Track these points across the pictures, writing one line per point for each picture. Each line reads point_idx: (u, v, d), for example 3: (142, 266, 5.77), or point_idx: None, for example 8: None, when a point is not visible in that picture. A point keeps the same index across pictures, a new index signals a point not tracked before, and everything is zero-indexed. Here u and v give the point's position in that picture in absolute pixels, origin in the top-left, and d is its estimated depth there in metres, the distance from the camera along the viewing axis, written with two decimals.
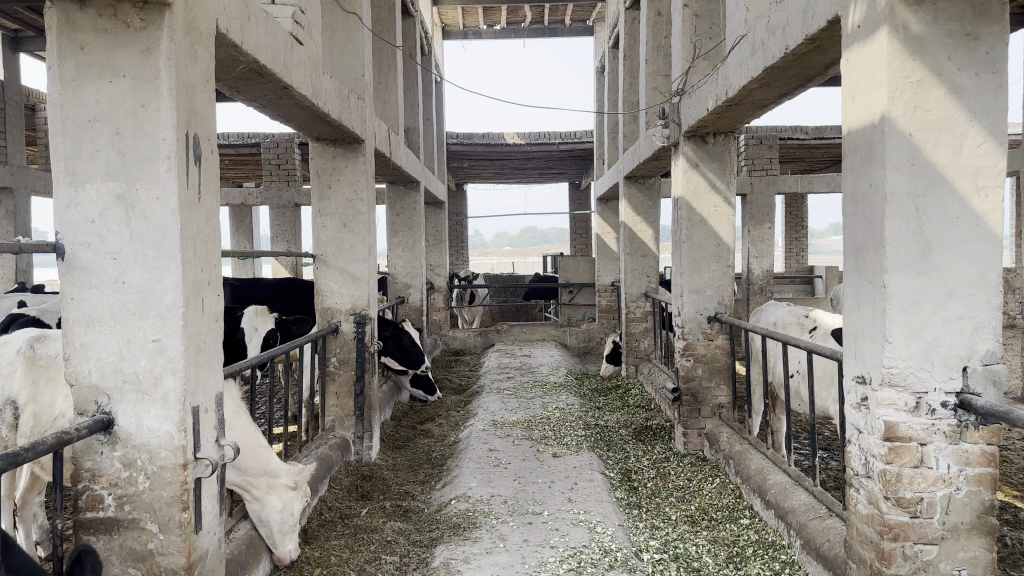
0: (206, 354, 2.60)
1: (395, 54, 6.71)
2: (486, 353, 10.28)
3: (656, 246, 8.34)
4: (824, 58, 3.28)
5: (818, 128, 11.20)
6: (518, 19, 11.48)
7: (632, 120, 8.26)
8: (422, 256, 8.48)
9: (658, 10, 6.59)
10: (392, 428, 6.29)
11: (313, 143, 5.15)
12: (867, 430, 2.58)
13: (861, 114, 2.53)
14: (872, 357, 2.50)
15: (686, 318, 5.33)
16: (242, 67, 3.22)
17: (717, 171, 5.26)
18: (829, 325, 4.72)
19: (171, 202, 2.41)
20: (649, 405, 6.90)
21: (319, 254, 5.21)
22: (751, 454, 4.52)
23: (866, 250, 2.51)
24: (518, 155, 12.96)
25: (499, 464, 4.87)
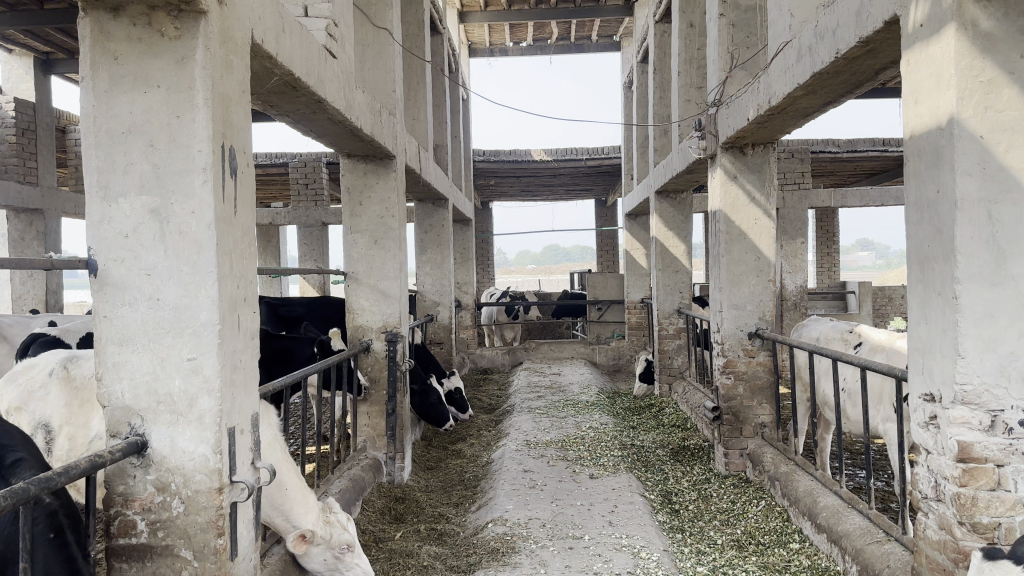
0: (242, 373, 2.52)
1: (425, 70, 6.68)
2: (514, 372, 10.13)
3: (689, 261, 8.16)
4: (876, 63, 3.15)
5: (850, 141, 11.04)
6: (544, 36, 11.46)
7: (662, 133, 8.16)
8: (451, 273, 8.40)
9: (689, 22, 6.51)
10: (422, 449, 6.18)
11: (345, 160, 5.10)
12: (937, 451, 2.42)
13: (925, 116, 2.40)
14: (942, 373, 2.35)
15: (726, 334, 5.18)
16: (276, 80, 3.16)
17: (756, 183, 5.13)
18: (875, 339, 4.54)
19: (206, 216, 2.34)
20: (685, 425, 6.73)
21: (350, 272, 5.15)
22: (799, 475, 4.35)
23: (934, 258, 2.37)
24: (544, 172, 12.90)
25: (535, 485, 4.73)
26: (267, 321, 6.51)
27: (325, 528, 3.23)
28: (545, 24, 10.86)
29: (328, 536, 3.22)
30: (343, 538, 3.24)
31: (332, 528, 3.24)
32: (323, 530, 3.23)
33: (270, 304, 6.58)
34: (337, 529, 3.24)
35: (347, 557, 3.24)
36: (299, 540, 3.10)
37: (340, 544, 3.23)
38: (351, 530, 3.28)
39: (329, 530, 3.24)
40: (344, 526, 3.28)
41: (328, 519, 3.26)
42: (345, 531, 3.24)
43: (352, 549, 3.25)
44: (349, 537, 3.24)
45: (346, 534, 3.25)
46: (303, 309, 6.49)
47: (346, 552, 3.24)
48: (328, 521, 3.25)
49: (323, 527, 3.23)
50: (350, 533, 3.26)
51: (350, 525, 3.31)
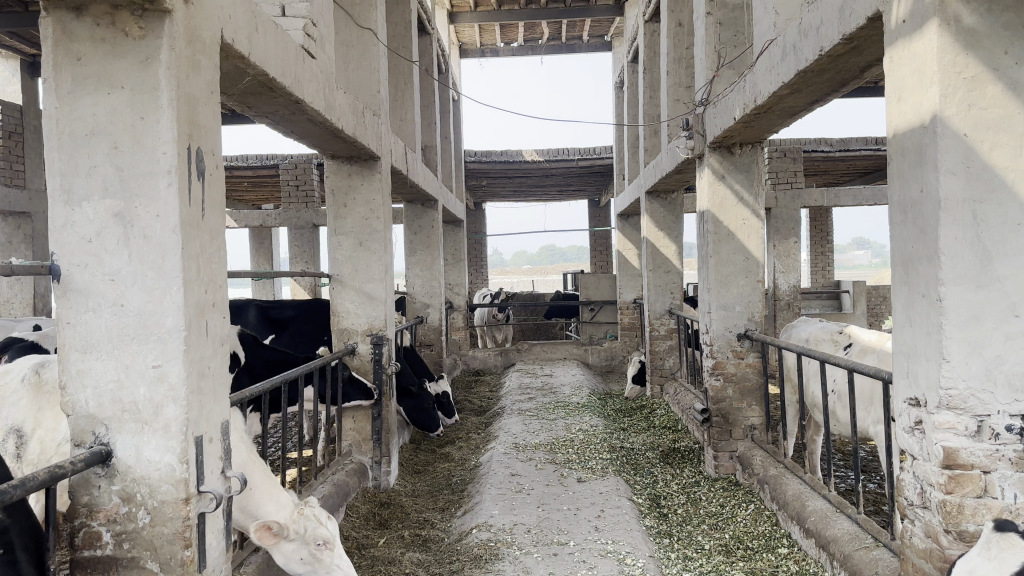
0: (210, 380, 2.45)
1: (412, 70, 6.61)
2: (505, 374, 10.07)
3: (680, 262, 8.11)
4: (861, 60, 3.10)
5: (843, 140, 11.00)
6: (535, 36, 11.40)
7: (653, 133, 8.10)
8: (441, 275, 8.34)
9: (678, 21, 6.47)
10: (410, 453, 6.11)
11: (329, 161, 5.04)
12: (923, 456, 2.36)
13: (908, 115, 2.34)
14: (927, 377, 2.30)
15: (715, 336, 5.12)
16: (250, 80, 3.09)
17: (744, 183, 5.08)
18: (864, 340, 4.50)
19: (172, 220, 2.27)
20: (676, 427, 6.67)
21: (335, 274, 5.09)
22: (788, 479, 4.29)
23: (918, 259, 2.32)
24: (536, 173, 12.85)
25: (521, 490, 4.67)
26: (256, 325, 6.37)
27: (299, 522, 3.15)
28: (536, 24, 10.81)
29: (302, 530, 3.12)
30: (319, 533, 3.14)
31: (306, 522, 3.15)
32: (297, 524, 3.13)
33: (260, 306, 6.42)
34: (312, 523, 3.15)
35: (324, 555, 3.12)
36: (264, 531, 2.99)
37: (315, 538, 3.13)
38: (328, 526, 3.19)
39: (303, 524, 3.15)
40: (320, 521, 3.18)
41: (302, 512, 3.17)
42: (321, 526, 3.14)
43: (330, 545, 3.14)
44: (326, 533, 3.15)
45: (322, 529, 3.15)
46: (294, 313, 6.39)
47: (323, 548, 3.12)
48: (302, 515, 3.18)
49: (298, 521, 3.15)
50: (327, 529, 3.16)
51: (328, 520, 3.21)
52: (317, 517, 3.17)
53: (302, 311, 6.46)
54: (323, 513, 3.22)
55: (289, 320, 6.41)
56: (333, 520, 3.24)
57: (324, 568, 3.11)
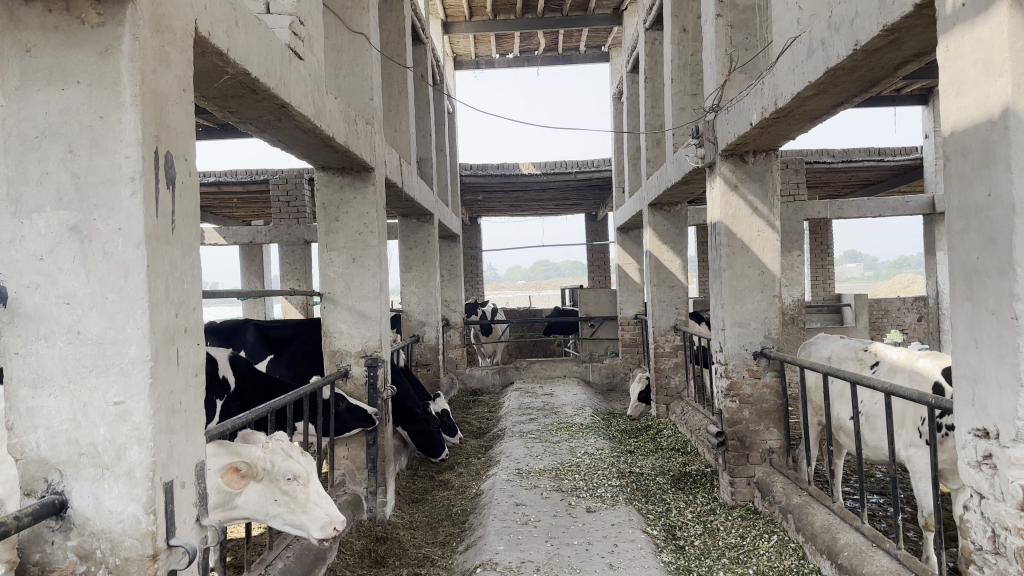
0: (182, 417, 2.16)
1: (407, 78, 6.35)
2: (504, 393, 9.72)
3: (684, 276, 7.82)
4: (898, 55, 2.85)
5: (846, 151, 10.79)
6: (531, 47, 11.18)
7: (654, 144, 7.86)
8: (437, 291, 8.04)
9: (682, 27, 6.24)
10: (407, 480, 5.80)
11: (319, 173, 4.76)
12: (994, 496, 2.07)
13: (970, 108, 2.07)
14: (999, 406, 2.00)
15: (730, 354, 4.85)
16: (230, 79, 2.83)
17: (758, 193, 4.82)
18: (893, 358, 4.25)
19: (135, 233, 1.98)
20: (685, 448, 6.38)
21: (327, 292, 4.80)
22: (814, 508, 3.99)
23: (985, 271, 2.03)
24: (533, 186, 12.59)
25: (528, 522, 4.36)
26: (253, 346, 6.09)
27: (266, 458, 3.15)
28: (532, 35, 10.60)
29: (270, 466, 3.13)
30: (289, 467, 3.14)
31: (274, 457, 3.16)
32: (264, 461, 3.13)
33: (258, 326, 6.13)
34: (280, 458, 3.15)
35: (297, 491, 3.14)
36: (232, 474, 3.02)
37: (284, 474, 3.14)
38: (299, 461, 3.19)
39: (270, 460, 3.16)
40: (290, 455, 3.18)
41: (268, 447, 3.17)
42: (289, 460, 3.14)
43: (302, 480, 3.15)
44: (296, 468, 3.15)
45: (292, 463, 3.16)
46: (292, 331, 6.04)
47: (295, 483, 3.14)
48: (268, 450, 3.17)
49: (265, 459, 3.14)
50: (296, 464, 3.16)
51: (299, 455, 3.21)
52: (284, 450, 3.17)
53: (301, 329, 6.11)
54: (293, 447, 3.22)
55: (287, 339, 6.06)
56: (304, 455, 3.23)
57: (300, 504, 3.13)
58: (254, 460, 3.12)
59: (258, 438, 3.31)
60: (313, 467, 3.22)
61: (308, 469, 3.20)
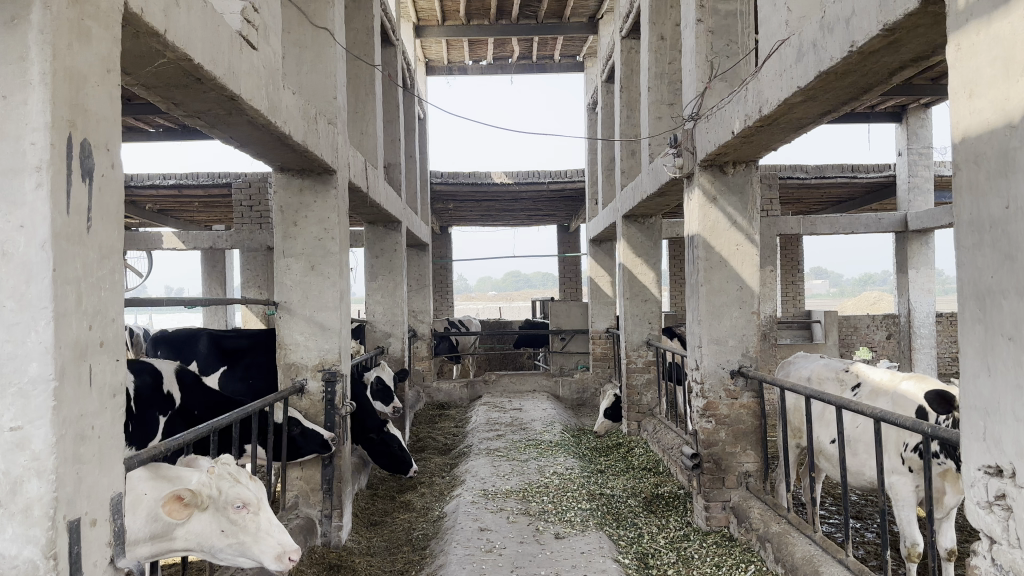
0: (94, 444, 1.89)
1: (375, 80, 6.10)
2: (472, 407, 9.44)
3: (658, 290, 7.63)
4: (893, 60, 2.69)
5: (819, 167, 10.75)
6: (505, 55, 10.98)
7: (630, 155, 7.68)
8: (403, 302, 7.75)
9: (660, 34, 6.07)
10: (366, 501, 5.51)
11: (278, 175, 4.48)
12: (1009, 541, 1.87)
13: (983, 113, 1.88)
14: (1015, 443, 1.80)
15: (706, 372, 4.65)
16: (167, 64, 2.57)
17: (738, 206, 4.64)
18: (875, 380, 4.08)
19: (40, 231, 1.71)
20: (657, 468, 6.18)
21: (283, 301, 4.51)
22: (794, 538, 3.79)
23: (1002, 292, 1.83)
24: (505, 196, 12.38)
25: (492, 550, 4.10)
26: (206, 357, 5.77)
27: (212, 484, 2.74)
28: (506, 42, 10.40)
29: (216, 493, 2.72)
30: (238, 494, 2.75)
31: (221, 483, 2.75)
32: (209, 488, 2.72)
33: (212, 336, 5.84)
34: (228, 483, 2.75)
35: (247, 520, 2.75)
36: (174, 503, 2.58)
37: (233, 501, 2.74)
38: (247, 486, 2.80)
39: (216, 486, 2.75)
40: (238, 480, 2.79)
41: (212, 472, 2.76)
42: (238, 485, 2.75)
43: (253, 507, 2.76)
44: (246, 494, 2.76)
45: (241, 489, 2.77)
46: (248, 341, 5.75)
47: (245, 511, 2.75)
48: (214, 475, 2.75)
49: (211, 485, 2.73)
50: (246, 489, 2.77)
51: (247, 480, 2.82)
52: (232, 475, 2.78)
53: (258, 340, 5.82)
54: (240, 472, 2.83)
55: (243, 350, 5.76)
56: (253, 480, 2.85)
57: (251, 535, 2.74)
58: (199, 486, 2.70)
59: (200, 464, 2.98)
60: (264, 493, 2.84)
61: (258, 494, 2.82)
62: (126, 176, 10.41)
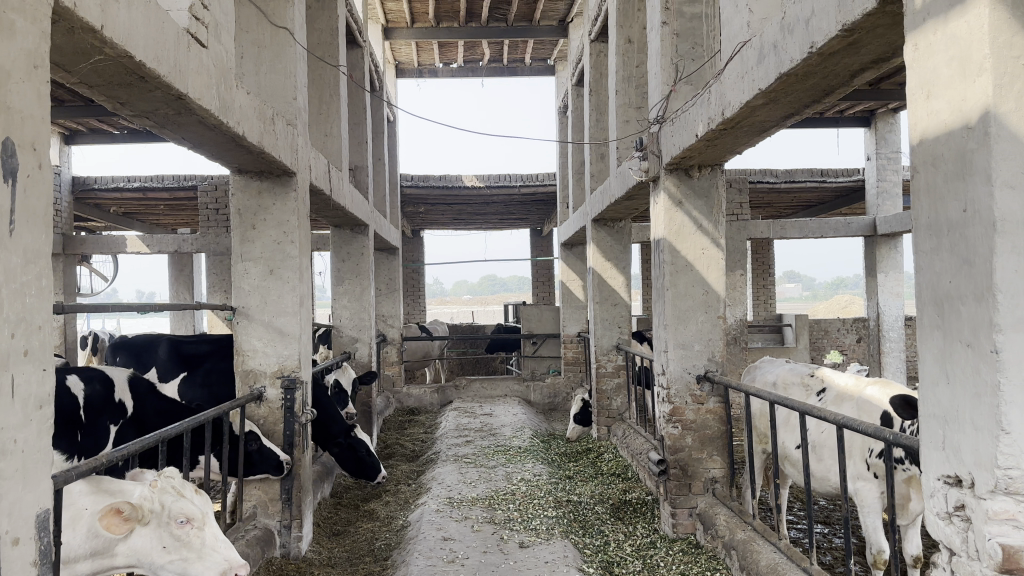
0: (16, 459, 1.78)
1: (339, 81, 6.00)
2: (442, 413, 9.34)
3: (628, 294, 7.59)
4: (854, 62, 2.66)
5: (788, 171, 10.81)
6: (475, 58, 10.91)
7: (599, 158, 7.65)
8: (371, 306, 7.64)
9: (627, 37, 6.04)
10: (329, 510, 5.39)
11: (235, 177, 4.37)
12: (968, 553, 1.83)
13: (940, 114, 1.84)
14: (974, 452, 1.76)
15: (672, 377, 4.60)
16: (107, 61, 2.47)
17: (703, 209, 4.61)
18: (839, 385, 4.06)
19: None
20: (626, 473, 6.13)
21: (240, 306, 4.39)
22: (759, 545, 3.75)
23: (960, 297, 1.79)
24: (476, 200, 12.30)
25: (455, 560, 4.01)
26: (166, 364, 5.64)
27: (154, 498, 2.62)
28: (476, 44, 10.34)
29: (158, 508, 2.60)
30: (181, 509, 2.63)
31: (164, 497, 2.62)
32: (151, 502, 2.60)
33: (172, 342, 5.70)
34: (171, 497, 2.63)
35: (192, 536, 2.63)
36: (113, 517, 2.49)
37: (175, 516, 2.62)
38: (192, 501, 2.67)
39: (159, 500, 2.62)
40: (182, 493, 2.66)
41: (155, 485, 2.64)
42: (182, 500, 2.62)
43: (197, 523, 2.64)
44: (190, 509, 2.64)
45: (185, 504, 2.64)
46: (208, 346, 5.60)
47: (188, 527, 2.63)
48: (157, 489, 2.63)
49: (152, 499, 2.60)
50: (191, 504, 2.65)
51: (193, 494, 2.69)
52: (176, 489, 2.64)
53: (219, 346, 5.66)
54: (185, 485, 2.69)
55: (203, 356, 5.61)
56: (199, 493, 2.71)
57: (194, 552, 2.62)
58: (140, 500, 2.58)
59: (145, 476, 2.86)
60: (210, 507, 2.71)
61: (204, 509, 2.69)
62: (89, 179, 10.19)
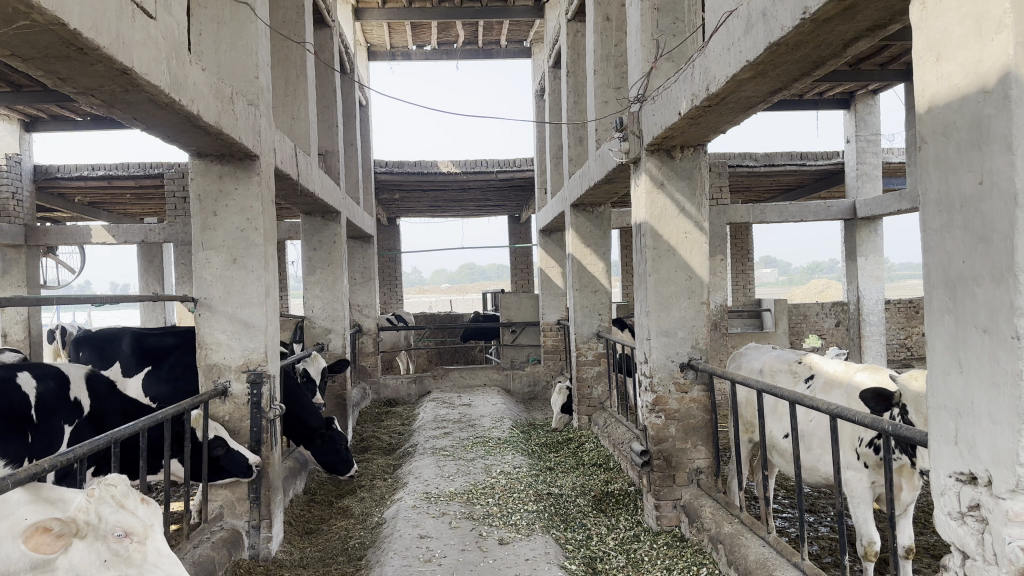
0: None
1: (306, 62, 5.76)
2: (420, 404, 9.15)
3: (608, 280, 7.43)
4: (849, 29, 2.50)
5: (768, 155, 10.72)
6: (450, 39, 10.68)
7: (577, 141, 7.46)
8: (345, 296, 7.41)
9: (606, 15, 5.83)
10: (301, 507, 5.20)
11: (194, 161, 4.14)
12: (984, 558, 1.68)
13: (950, 79, 1.69)
14: (991, 448, 1.61)
15: (655, 366, 4.45)
16: (33, 26, 2.23)
17: (686, 192, 4.44)
18: (828, 372, 3.94)
19: None
20: (608, 463, 6.00)
21: (202, 297, 4.17)
22: (747, 539, 3.61)
23: (975, 279, 1.63)
24: (453, 186, 12.07)
25: (432, 559, 3.84)
26: (131, 359, 5.38)
27: (90, 510, 2.34)
28: (450, 26, 10.10)
29: (94, 520, 2.31)
30: (119, 521, 2.33)
31: (101, 507, 2.34)
32: (86, 513, 2.32)
33: (136, 335, 5.45)
34: (108, 508, 2.35)
35: (131, 551, 2.31)
36: (40, 536, 2.20)
37: (113, 529, 2.32)
38: (133, 512, 2.39)
39: (96, 511, 2.34)
40: (122, 504, 2.38)
41: (92, 495, 2.37)
42: (119, 510, 2.34)
43: (137, 536, 2.34)
44: (130, 521, 2.35)
45: (124, 516, 2.35)
46: (174, 339, 5.37)
47: (128, 540, 2.32)
48: (93, 499, 2.36)
49: (88, 510, 2.34)
50: (130, 517, 2.36)
51: (135, 505, 2.41)
52: (114, 499, 2.37)
53: (185, 338, 5.43)
54: (127, 495, 2.42)
55: (168, 349, 5.37)
56: (143, 504, 2.44)
57: (134, 568, 2.29)
58: (74, 513, 2.31)
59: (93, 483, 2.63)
60: (154, 519, 2.43)
61: (147, 521, 2.40)
62: (50, 167, 9.83)
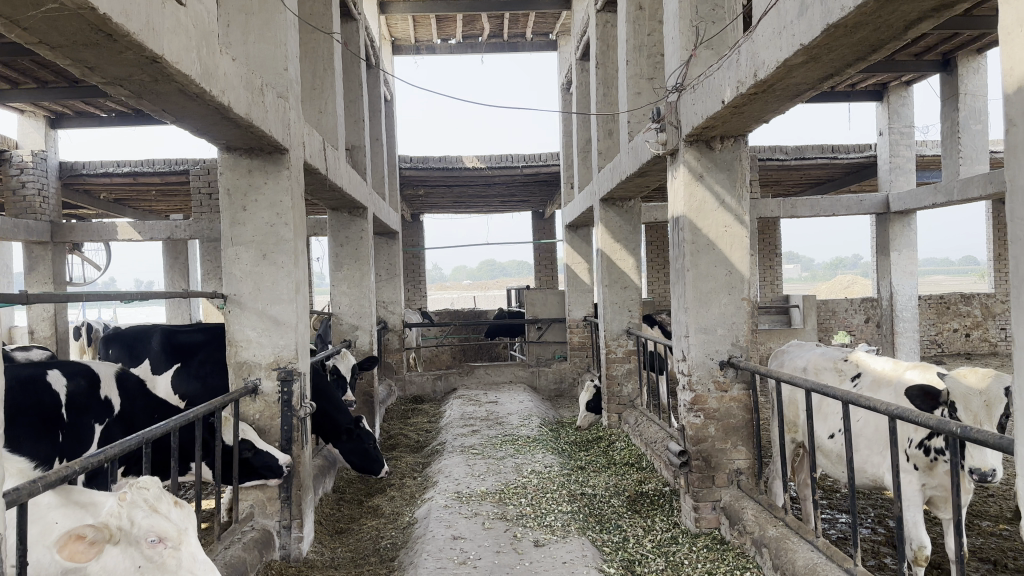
0: None
1: (333, 54, 5.68)
2: (446, 401, 9.07)
3: (638, 275, 7.30)
4: (915, 9, 2.36)
5: (799, 148, 10.50)
6: (475, 32, 10.58)
7: (606, 134, 7.32)
8: (372, 292, 7.34)
9: (638, 4, 5.69)
10: (330, 506, 5.13)
11: (223, 155, 4.07)
12: None
13: None
14: None
15: (693, 364, 4.33)
16: (60, 11, 2.15)
17: (725, 184, 4.30)
18: (876, 370, 3.79)
19: None
20: (640, 463, 5.88)
21: (232, 293, 4.10)
22: (794, 543, 3.48)
23: None
24: (478, 181, 11.98)
25: (466, 561, 3.75)
26: (160, 356, 5.34)
27: (123, 514, 2.26)
28: (476, 19, 10.00)
29: (127, 525, 2.24)
30: (153, 525, 2.26)
31: (134, 512, 2.27)
32: (118, 518, 2.25)
33: (165, 333, 5.40)
34: (141, 512, 2.27)
35: (166, 556, 2.25)
36: (74, 543, 2.10)
37: (146, 535, 2.25)
38: (167, 515, 2.30)
39: (128, 515, 2.27)
40: (155, 508, 2.30)
41: (124, 498, 2.29)
42: (153, 514, 2.26)
43: (171, 541, 2.26)
44: (163, 526, 2.27)
45: (158, 520, 2.28)
46: (203, 336, 5.32)
47: (162, 545, 2.25)
48: (125, 503, 2.28)
49: (121, 514, 2.26)
50: (164, 520, 2.28)
51: (168, 508, 2.33)
52: (147, 503, 2.29)
53: (213, 335, 5.37)
54: (161, 498, 2.33)
55: (197, 346, 5.31)
56: (177, 507, 2.35)
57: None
58: (106, 517, 2.23)
59: None
60: (188, 523, 2.34)
61: (181, 524, 2.32)
62: (76, 164, 9.85)
